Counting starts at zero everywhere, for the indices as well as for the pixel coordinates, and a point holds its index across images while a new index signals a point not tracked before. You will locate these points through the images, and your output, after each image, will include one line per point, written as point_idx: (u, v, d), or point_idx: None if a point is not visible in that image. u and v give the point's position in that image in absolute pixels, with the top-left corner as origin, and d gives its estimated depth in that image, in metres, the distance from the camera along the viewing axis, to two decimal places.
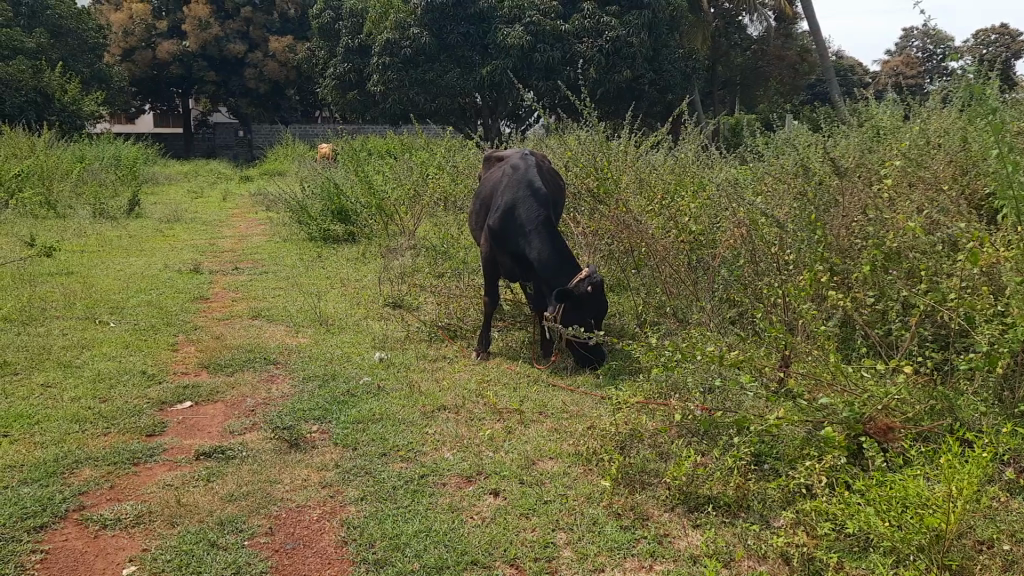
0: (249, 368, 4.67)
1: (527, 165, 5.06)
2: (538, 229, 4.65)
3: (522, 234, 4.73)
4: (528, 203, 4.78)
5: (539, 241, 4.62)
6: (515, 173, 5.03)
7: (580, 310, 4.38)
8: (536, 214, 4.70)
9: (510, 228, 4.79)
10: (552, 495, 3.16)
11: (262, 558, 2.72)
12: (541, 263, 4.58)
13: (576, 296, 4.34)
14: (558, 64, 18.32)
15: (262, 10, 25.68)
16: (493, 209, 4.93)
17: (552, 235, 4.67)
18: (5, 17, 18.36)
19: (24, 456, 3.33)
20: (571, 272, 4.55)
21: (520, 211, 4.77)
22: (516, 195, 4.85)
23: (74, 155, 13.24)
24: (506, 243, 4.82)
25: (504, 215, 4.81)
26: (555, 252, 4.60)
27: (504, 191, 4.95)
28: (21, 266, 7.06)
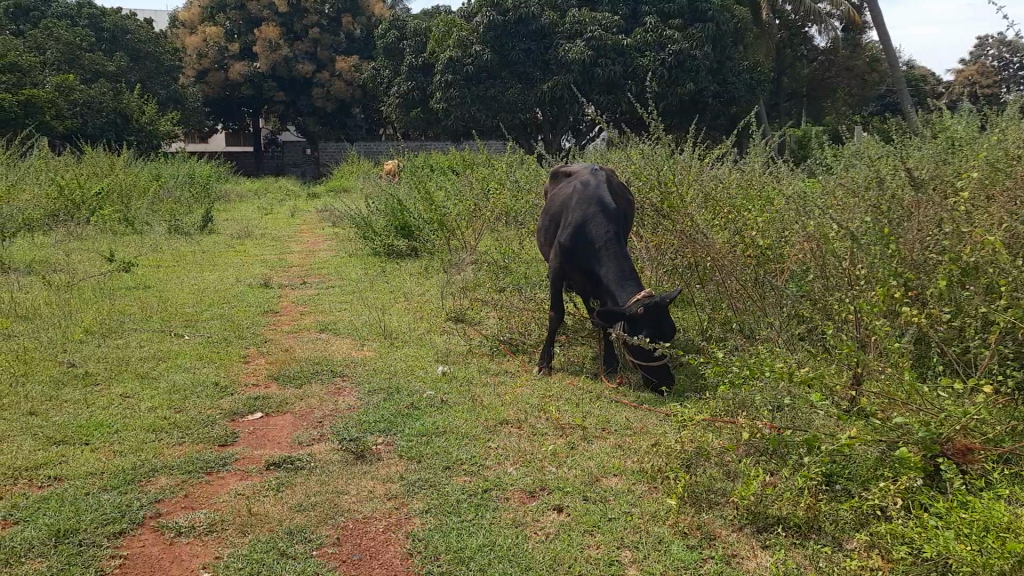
0: (317, 381, 4.76)
1: (598, 183, 5.06)
2: (608, 247, 4.64)
3: (592, 251, 4.73)
4: (599, 220, 4.78)
5: (610, 259, 4.60)
6: (585, 190, 5.03)
7: (643, 329, 4.28)
8: (607, 232, 4.70)
9: (580, 246, 4.78)
10: (617, 512, 3.13)
11: (329, 568, 2.76)
12: (611, 281, 4.57)
13: (639, 314, 4.26)
14: (620, 78, 18.24)
15: (329, 31, 26.32)
16: (564, 226, 4.93)
17: (623, 252, 4.66)
18: (87, 42, 19.20)
19: (103, 465, 3.45)
20: (639, 290, 4.52)
21: (590, 229, 4.76)
22: (586, 212, 4.86)
23: (150, 173, 13.74)
24: (576, 261, 4.81)
25: (575, 232, 4.81)
26: (625, 270, 4.59)
27: (574, 208, 4.96)
28: (101, 281, 7.36)
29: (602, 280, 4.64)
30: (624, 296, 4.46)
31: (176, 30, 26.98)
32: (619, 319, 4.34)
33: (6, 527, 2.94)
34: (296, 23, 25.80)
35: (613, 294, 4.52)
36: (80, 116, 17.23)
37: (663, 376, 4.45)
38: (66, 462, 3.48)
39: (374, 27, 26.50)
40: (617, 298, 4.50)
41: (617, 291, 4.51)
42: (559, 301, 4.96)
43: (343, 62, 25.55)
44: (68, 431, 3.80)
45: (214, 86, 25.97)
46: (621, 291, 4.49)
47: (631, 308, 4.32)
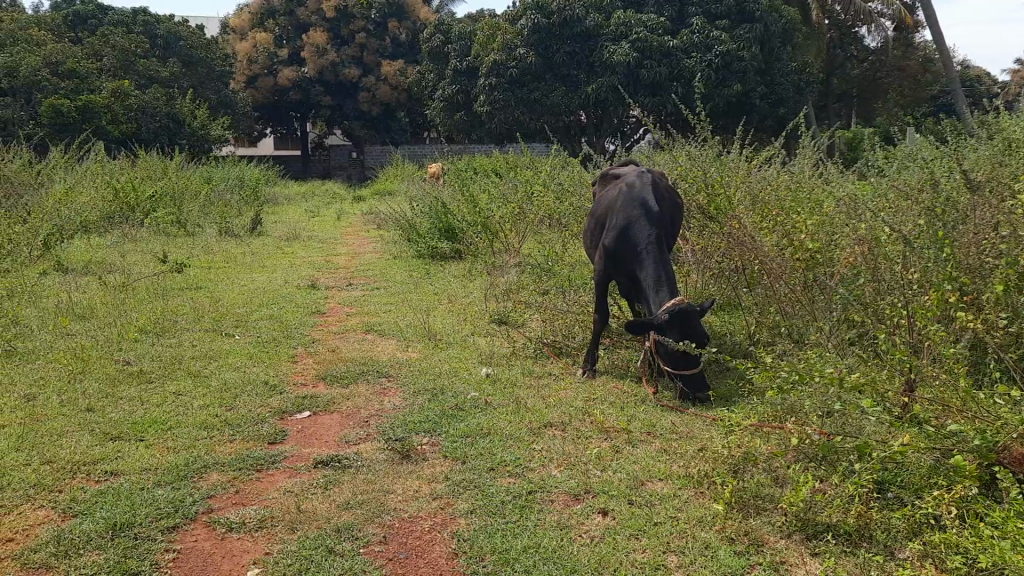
0: (363, 381, 4.82)
1: (643, 184, 5.02)
2: (649, 250, 4.60)
3: (634, 254, 4.69)
4: (641, 223, 4.74)
5: (650, 262, 4.56)
6: (630, 192, 4.99)
7: (669, 334, 4.21)
8: (648, 235, 4.65)
9: (623, 248, 4.76)
10: (663, 517, 3.11)
11: (376, 566, 2.79)
12: (650, 284, 4.52)
13: (668, 320, 4.18)
14: (666, 80, 18.08)
15: (375, 36, 26.58)
16: (608, 228, 4.92)
17: (663, 255, 4.60)
18: (142, 49, 19.70)
19: (158, 461, 3.54)
20: (677, 294, 4.46)
21: (632, 230, 4.73)
22: (628, 214, 4.83)
23: (201, 176, 14.04)
24: (618, 263, 4.80)
25: (618, 235, 4.79)
26: (665, 273, 4.53)
27: (617, 211, 4.93)
28: (156, 281, 7.55)
29: (643, 283, 4.60)
30: (661, 299, 4.41)
31: (227, 36, 27.54)
32: (650, 327, 4.27)
33: (65, 520, 3.03)
34: (343, 28, 26.13)
35: (652, 296, 4.48)
36: (135, 121, 17.69)
37: (696, 385, 4.37)
38: (123, 457, 3.57)
39: (419, 32, 26.69)
40: (655, 302, 4.46)
41: (655, 294, 4.46)
42: (602, 303, 4.94)
43: (389, 66, 25.79)
44: (124, 427, 3.91)
45: (263, 91, 26.45)
46: (659, 295, 4.44)
47: (662, 313, 4.26)
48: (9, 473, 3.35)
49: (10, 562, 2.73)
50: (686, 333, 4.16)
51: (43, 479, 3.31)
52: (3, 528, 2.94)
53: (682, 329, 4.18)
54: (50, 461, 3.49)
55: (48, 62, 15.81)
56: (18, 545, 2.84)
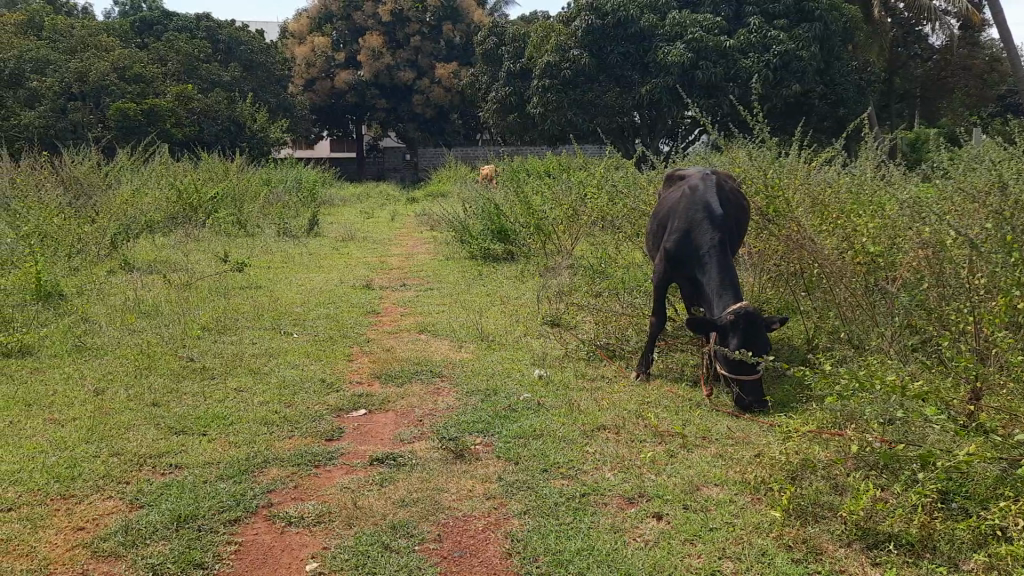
0: (417, 380, 4.88)
1: (705, 187, 4.97)
2: (712, 255, 4.56)
3: (697, 258, 4.66)
4: (705, 227, 4.69)
5: (714, 266, 4.52)
6: (692, 195, 4.94)
7: (729, 338, 4.18)
8: (712, 239, 4.61)
9: (685, 252, 4.73)
10: (718, 522, 3.08)
11: (431, 564, 2.82)
12: (714, 290, 4.48)
13: (729, 323, 4.17)
14: (722, 81, 17.85)
15: (430, 39, 26.81)
16: (670, 232, 4.88)
17: (727, 259, 4.56)
18: (205, 54, 20.22)
19: (221, 455, 3.64)
20: (740, 298, 4.42)
21: (695, 234, 4.70)
22: (691, 218, 4.78)
23: (261, 178, 14.37)
24: (680, 267, 4.76)
25: (680, 238, 4.76)
26: (729, 278, 4.49)
27: (679, 213, 4.89)
28: (217, 280, 7.75)
29: (705, 288, 4.57)
30: (724, 304, 4.38)
31: (286, 40, 28.09)
32: (711, 329, 4.29)
33: (133, 510, 3.13)
34: (398, 32, 26.43)
35: (713, 301, 4.45)
36: (197, 123, 18.17)
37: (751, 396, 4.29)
38: (187, 451, 3.68)
39: (474, 34, 26.83)
40: (717, 307, 4.42)
41: (717, 299, 4.43)
42: (661, 307, 4.91)
43: (443, 69, 25.97)
44: (187, 422, 4.02)
45: (321, 94, 26.90)
46: (722, 300, 4.41)
47: (725, 317, 4.23)
48: (81, 464, 3.48)
49: (82, 550, 2.83)
50: (746, 338, 4.14)
51: (111, 471, 3.43)
52: (74, 516, 3.05)
53: (743, 335, 4.15)
54: (118, 453, 3.61)
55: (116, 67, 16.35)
56: (88, 533, 2.94)
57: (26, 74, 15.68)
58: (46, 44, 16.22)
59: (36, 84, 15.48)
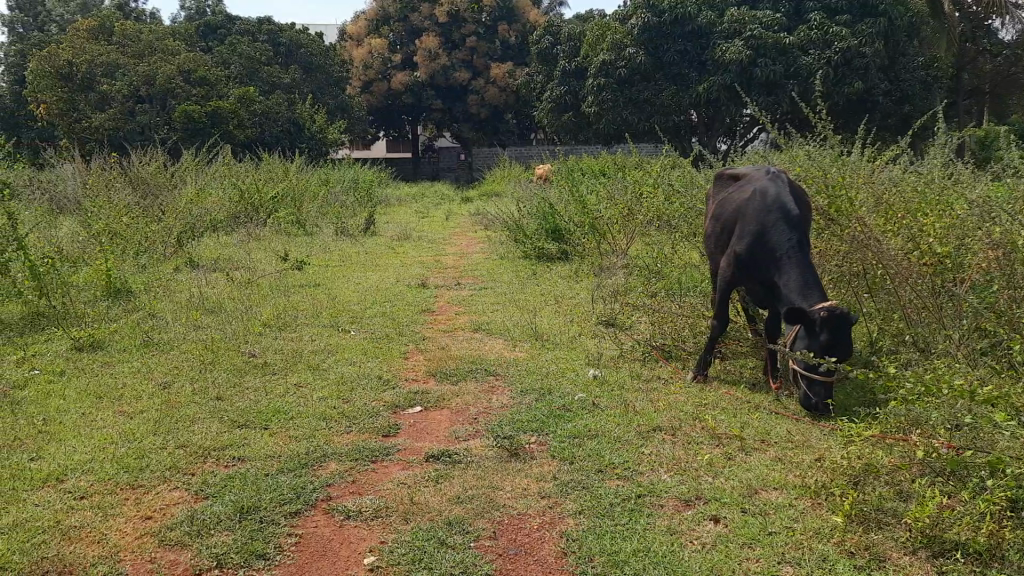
0: (472, 378, 4.91)
1: (775, 184, 4.72)
2: (791, 255, 4.34)
3: (772, 260, 4.44)
4: (780, 226, 4.45)
5: (792, 268, 4.31)
6: (763, 193, 4.68)
7: (819, 334, 4.04)
8: (789, 240, 4.38)
9: (760, 254, 4.51)
10: (777, 526, 3.03)
11: (487, 560, 2.84)
12: (792, 293, 4.29)
13: (822, 318, 4.00)
14: (782, 78, 17.52)
15: (486, 39, 26.93)
16: (741, 234, 4.64)
17: (806, 260, 4.35)
18: (266, 57, 20.67)
19: (282, 448, 3.72)
20: (823, 299, 4.24)
21: (770, 236, 4.46)
22: (764, 217, 4.55)
23: (319, 179, 14.62)
24: (754, 270, 4.54)
25: (753, 241, 4.53)
26: (809, 278, 4.29)
27: (750, 213, 4.65)
28: (277, 278, 7.94)
29: (782, 290, 4.37)
30: (805, 305, 4.20)
31: (344, 43, 28.53)
32: (798, 322, 4.11)
33: (198, 500, 3.22)
34: (454, 32, 26.62)
35: (794, 304, 4.25)
36: (258, 125, 18.58)
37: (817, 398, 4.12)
38: (249, 444, 3.77)
39: (529, 33, 26.86)
40: (797, 309, 4.23)
41: (796, 302, 4.24)
42: (728, 310, 4.71)
43: (498, 69, 26.06)
44: (249, 416, 4.12)
45: (378, 95, 27.24)
46: (801, 302, 4.22)
47: (812, 314, 4.07)
48: (148, 455, 3.59)
49: (150, 538, 2.92)
50: (834, 339, 4.00)
51: (177, 462, 3.53)
52: (143, 506, 3.15)
53: (832, 335, 4.00)
54: (183, 446, 3.72)
55: (182, 70, 16.80)
56: (156, 522, 3.03)
57: (97, 77, 16.23)
58: (117, 49, 16.77)
59: (107, 88, 16.05)
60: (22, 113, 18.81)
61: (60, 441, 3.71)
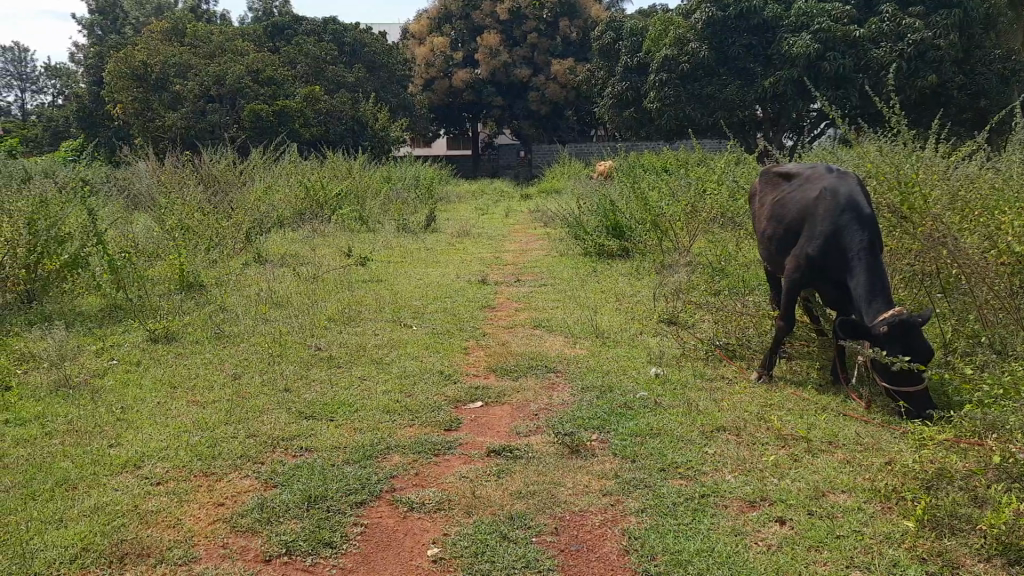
0: (532, 375, 4.93)
1: (841, 183, 4.58)
2: (864, 257, 4.21)
3: (842, 261, 4.32)
4: (852, 226, 4.32)
5: (862, 271, 4.19)
6: (831, 191, 4.54)
7: (890, 346, 3.94)
8: (860, 241, 4.24)
9: (830, 255, 4.37)
10: (845, 530, 2.97)
11: (549, 556, 2.85)
12: (862, 297, 4.18)
13: (890, 329, 3.90)
14: (851, 72, 17.07)
15: (547, 35, 26.90)
16: (808, 235, 4.49)
17: (877, 261, 4.23)
18: (331, 57, 21.01)
19: (347, 440, 3.79)
20: (895, 303, 4.13)
21: (842, 236, 4.33)
22: (833, 217, 4.41)
23: (381, 176, 14.80)
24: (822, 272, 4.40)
25: (822, 241, 4.39)
26: (881, 280, 4.17)
27: (817, 213, 4.51)
28: (342, 273, 8.08)
29: (854, 293, 4.24)
30: (878, 309, 4.08)
31: (407, 42, 28.85)
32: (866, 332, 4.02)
33: (267, 489, 3.31)
34: (516, 29, 26.66)
35: (866, 307, 4.14)
36: (323, 124, 18.91)
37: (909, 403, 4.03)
38: (316, 435, 3.86)
39: (591, 29, 26.71)
40: (866, 314, 4.14)
41: (868, 305, 4.13)
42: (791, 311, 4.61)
43: (560, 65, 25.99)
44: (316, 407, 4.21)
45: (439, 93, 27.45)
46: (871, 307, 4.11)
47: (879, 324, 3.98)
48: (220, 443, 3.71)
49: (222, 524, 3.01)
50: (909, 348, 3.89)
51: (248, 451, 3.64)
52: (215, 493, 3.25)
53: (904, 343, 3.90)
54: (253, 435, 3.83)
55: (250, 70, 17.26)
56: (228, 509, 3.13)
57: (170, 78, 16.74)
58: (189, 50, 17.27)
59: (179, 88, 16.54)
60: (100, 113, 19.52)
61: (138, 428, 3.86)
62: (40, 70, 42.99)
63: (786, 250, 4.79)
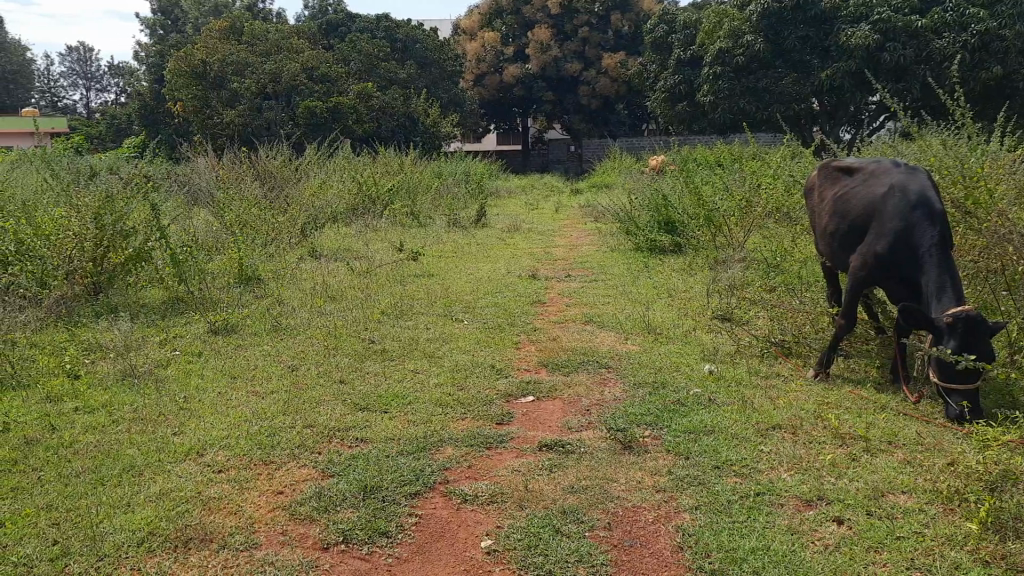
0: (584, 370, 4.93)
1: (909, 177, 4.48)
2: (934, 253, 4.13)
3: (911, 257, 4.23)
4: (922, 222, 4.23)
5: (933, 267, 4.11)
6: (898, 186, 4.45)
7: (948, 341, 3.85)
8: (932, 236, 4.17)
9: (898, 252, 4.28)
10: (906, 531, 2.91)
11: (602, 551, 2.85)
12: (933, 294, 4.11)
13: (950, 324, 3.82)
14: (911, 63, 16.61)
15: (599, 29, 26.73)
16: (875, 231, 4.41)
17: (948, 257, 4.15)
18: (383, 53, 21.25)
19: (402, 432, 3.85)
20: (966, 299, 4.05)
21: (911, 232, 4.24)
22: (902, 213, 4.32)
23: (432, 172, 14.89)
24: (890, 270, 4.32)
25: (891, 238, 4.30)
26: (952, 277, 4.10)
27: (885, 209, 4.42)
28: (394, 267, 8.19)
29: (924, 290, 4.17)
30: (948, 306, 4.02)
31: (459, 37, 28.97)
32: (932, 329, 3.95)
33: (325, 478, 3.38)
34: (567, 23, 26.57)
35: (936, 304, 4.07)
36: (375, 120, 19.09)
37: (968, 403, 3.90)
38: (370, 426, 3.93)
39: (643, 22, 26.47)
40: (937, 311, 4.07)
41: (938, 301, 4.06)
42: (855, 308, 4.52)
43: (611, 59, 25.84)
44: (370, 399, 4.29)
45: (490, 88, 27.51)
46: (943, 301, 4.03)
47: (948, 314, 3.88)
48: (278, 433, 3.80)
49: (282, 512, 3.09)
50: (968, 343, 3.80)
51: (304, 441, 3.72)
52: (274, 481, 3.34)
53: (964, 338, 3.81)
54: (310, 425, 3.91)
55: (305, 68, 17.62)
56: (286, 497, 3.21)
57: (228, 76, 17.11)
58: (246, 48, 17.62)
59: (237, 86, 16.92)
60: (160, 110, 20.03)
61: (199, 417, 3.97)
62: (104, 69, 44.23)
63: (849, 248, 4.70)
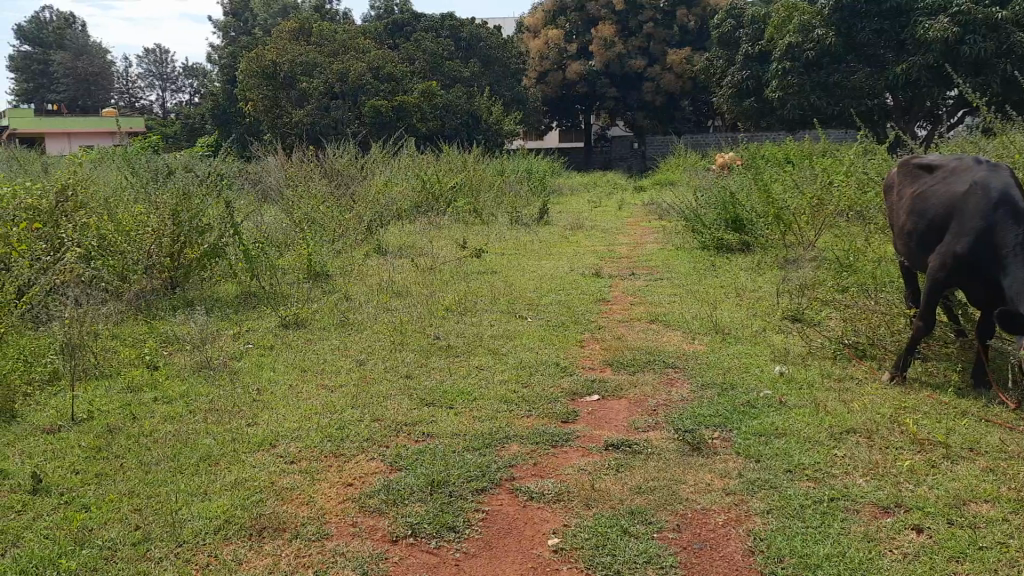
0: (651, 369, 4.88)
1: (994, 176, 4.30)
2: (1020, 254, 3.97)
3: (995, 258, 4.07)
4: (1007, 224, 4.06)
5: (1019, 269, 3.95)
6: (982, 185, 4.28)
7: None
8: (1018, 237, 4.00)
9: (981, 254, 4.12)
10: (989, 541, 2.80)
11: (671, 552, 2.83)
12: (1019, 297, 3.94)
13: None
14: (992, 56, 15.96)
15: (664, 25, 26.40)
16: (957, 231, 4.24)
17: None
18: (447, 52, 21.39)
19: (467, 428, 3.88)
20: None
21: (996, 233, 4.07)
22: (986, 213, 4.15)
23: (495, 169, 14.95)
24: (972, 272, 4.16)
25: (973, 239, 4.14)
26: None
27: (968, 209, 4.24)
28: (458, 264, 8.26)
29: (1009, 292, 4.00)
30: None
31: (522, 35, 29.00)
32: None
33: (392, 472, 3.43)
34: (632, 20, 26.32)
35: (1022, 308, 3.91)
36: (439, 118, 19.26)
37: None
38: (436, 421, 3.96)
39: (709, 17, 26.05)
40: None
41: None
42: (934, 310, 4.36)
43: (676, 55, 25.51)
44: (436, 395, 4.32)
45: (553, 86, 27.48)
46: None
47: None
48: (346, 426, 3.87)
49: (351, 503, 3.14)
50: None
51: (373, 434, 3.78)
52: (344, 473, 3.40)
53: None
54: (378, 419, 3.97)
55: (371, 67, 17.89)
56: (355, 489, 3.26)
57: (297, 76, 17.49)
58: (314, 49, 17.97)
59: (306, 86, 17.29)
60: (232, 110, 20.60)
61: (271, 409, 4.07)
62: (179, 70, 45.58)
63: (927, 248, 4.52)
